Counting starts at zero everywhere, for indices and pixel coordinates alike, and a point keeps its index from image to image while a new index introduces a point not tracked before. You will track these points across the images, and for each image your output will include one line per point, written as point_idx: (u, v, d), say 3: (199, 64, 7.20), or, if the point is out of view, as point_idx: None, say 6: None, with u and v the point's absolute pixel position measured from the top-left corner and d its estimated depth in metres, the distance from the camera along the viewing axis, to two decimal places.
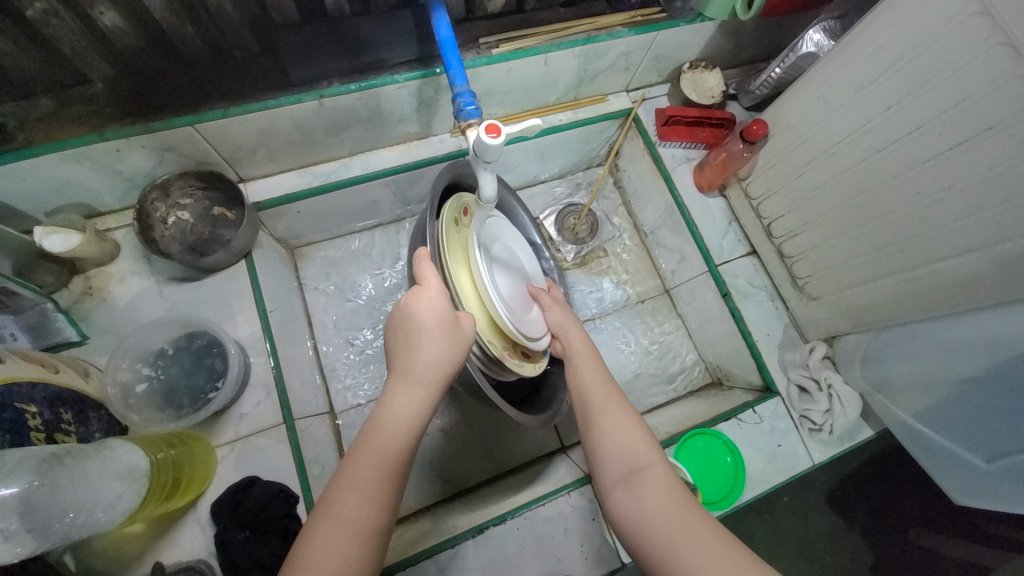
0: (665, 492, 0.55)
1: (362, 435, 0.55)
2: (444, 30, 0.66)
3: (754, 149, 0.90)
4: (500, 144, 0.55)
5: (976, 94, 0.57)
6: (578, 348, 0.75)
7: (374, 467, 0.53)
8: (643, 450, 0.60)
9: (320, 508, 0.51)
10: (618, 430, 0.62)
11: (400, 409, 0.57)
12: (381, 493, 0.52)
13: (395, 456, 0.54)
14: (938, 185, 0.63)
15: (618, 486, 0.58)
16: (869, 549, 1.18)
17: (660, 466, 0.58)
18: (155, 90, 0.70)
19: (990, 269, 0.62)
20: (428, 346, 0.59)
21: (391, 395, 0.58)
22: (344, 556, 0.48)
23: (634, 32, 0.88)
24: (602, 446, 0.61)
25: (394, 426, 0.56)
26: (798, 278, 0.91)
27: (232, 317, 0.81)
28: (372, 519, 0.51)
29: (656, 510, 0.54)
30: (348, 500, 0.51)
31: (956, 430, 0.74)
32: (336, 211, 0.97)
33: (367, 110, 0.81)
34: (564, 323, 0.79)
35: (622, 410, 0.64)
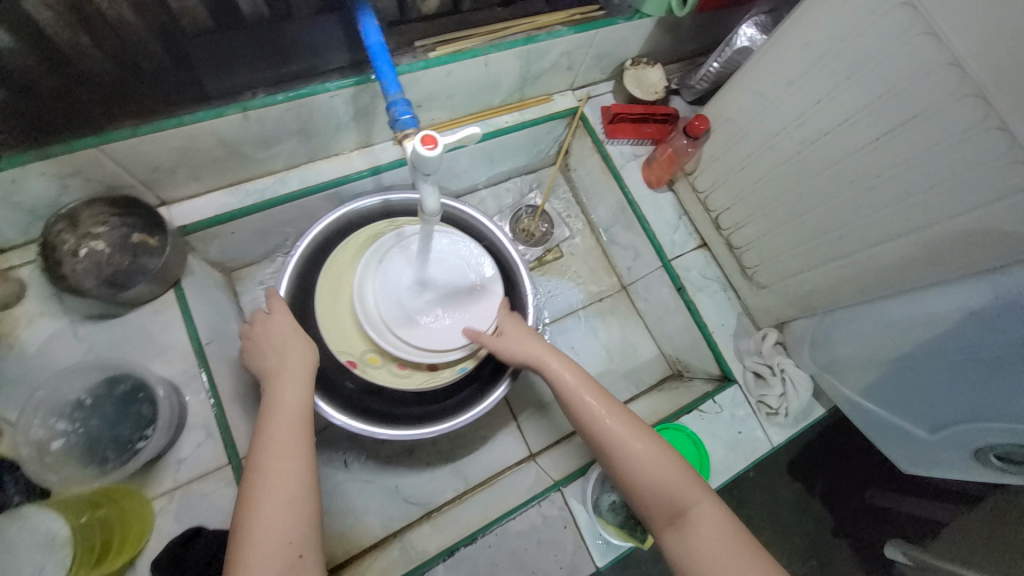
0: (710, 531, 0.60)
1: (258, 431, 0.61)
2: (373, 35, 0.63)
3: (698, 144, 0.92)
4: (437, 156, 0.53)
5: (898, 86, 0.59)
6: (587, 391, 0.71)
7: (280, 451, 0.58)
8: (686, 490, 0.63)
9: (243, 505, 0.55)
10: (655, 475, 0.63)
11: (288, 398, 0.63)
12: (297, 470, 0.57)
13: (295, 435, 0.60)
14: (869, 174, 0.66)
15: (666, 528, 0.62)
16: (829, 515, 1.25)
17: (703, 503, 0.62)
18: (56, 111, 0.61)
19: (919, 252, 0.64)
20: (290, 350, 0.68)
21: (272, 392, 0.64)
22: (282, 529, 0.54)
23: (573, 31, 0.87)
24: (639, 489, 0.64)
25: (290, 408, 0.62)
26: (747, 268, 0.94)
27: (161, 355, 0.75)
28: (290, 494, 0.56)
29: (707, 553, 0.58)
30: (268, 487, 0.56)
31: (898, 404, 0.78)
32: (275, 229, 0.91)
33: (297, 122, 0.76)
34: (538, 354, 0.76)
35: (654, 449, 0.65)
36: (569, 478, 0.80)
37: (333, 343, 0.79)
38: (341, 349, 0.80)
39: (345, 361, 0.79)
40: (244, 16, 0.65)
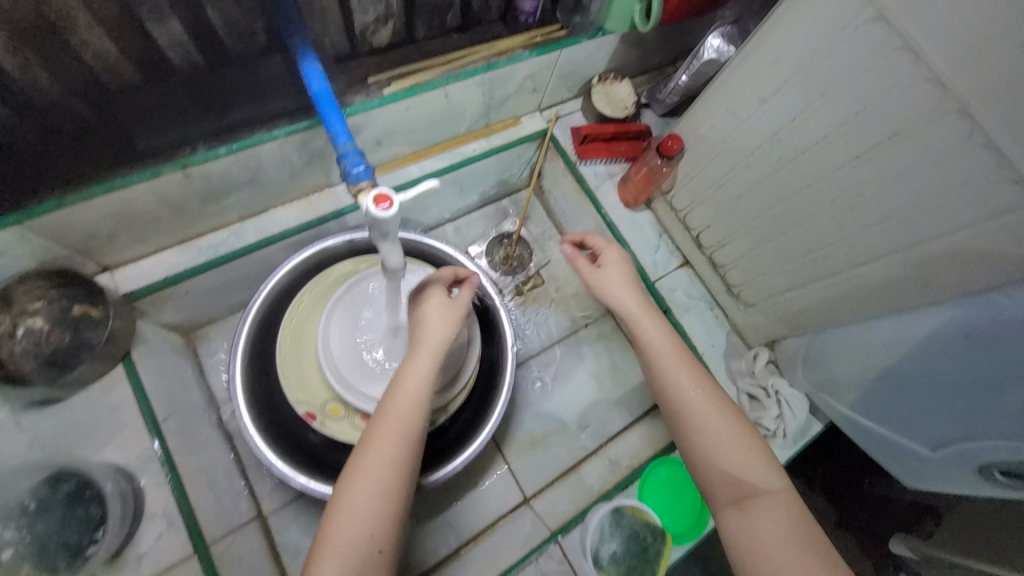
0: (780, 523, 0.56)
1: (383, 405, 0.60)
2: (316, 81, 0.58)
3: (672, 164, 0.88)
4: (393, 215, 0.50)
5: (875, 103, 0.56)
6: (665, 353, 0.67)
7: (389, 433, 0.57)
8: (763, 477, 0.59)
9: (344, 482, 0.56)
10: (728, 453, 0.60)
11: (412, 375, 0.61)
12: (394, 459, 0.56)
13: (404, 420, 0.59)
14: (851, 192, 0.63)
15: (728, 507, 0.59)
16: (830, 507, 1.24)
17: (779, 493, 0.58)
18: None
19: (908, 271, 0.62)
20: (434, 319, 0.65)
21: (405, 363, 0.62)
22: (366, 524, 0.53)
23: (536, 54, 0.83)
24: (709, 465, 0.61)
25: (408, 388, 0.60)
26: (732, 286, 0.91)
27: (115, 438, 0.70)
28: (382, 484, 0.55)
29: (769, 543, 0.55)
30: (365, 472, 0.55)
31: (897, 422, 0.76)
32: (234, 284, 0.85)
33: (247, 173, 0.71)
34: (635, 309, 0.71)
35: (734, 429, 0.62)
36: (567, 527, 0.78)
37: (291, 390, 0.78)
38: (301, 399, 0.78)
39: (304, 413, 0.77)
40: (173, 64, 0.60)
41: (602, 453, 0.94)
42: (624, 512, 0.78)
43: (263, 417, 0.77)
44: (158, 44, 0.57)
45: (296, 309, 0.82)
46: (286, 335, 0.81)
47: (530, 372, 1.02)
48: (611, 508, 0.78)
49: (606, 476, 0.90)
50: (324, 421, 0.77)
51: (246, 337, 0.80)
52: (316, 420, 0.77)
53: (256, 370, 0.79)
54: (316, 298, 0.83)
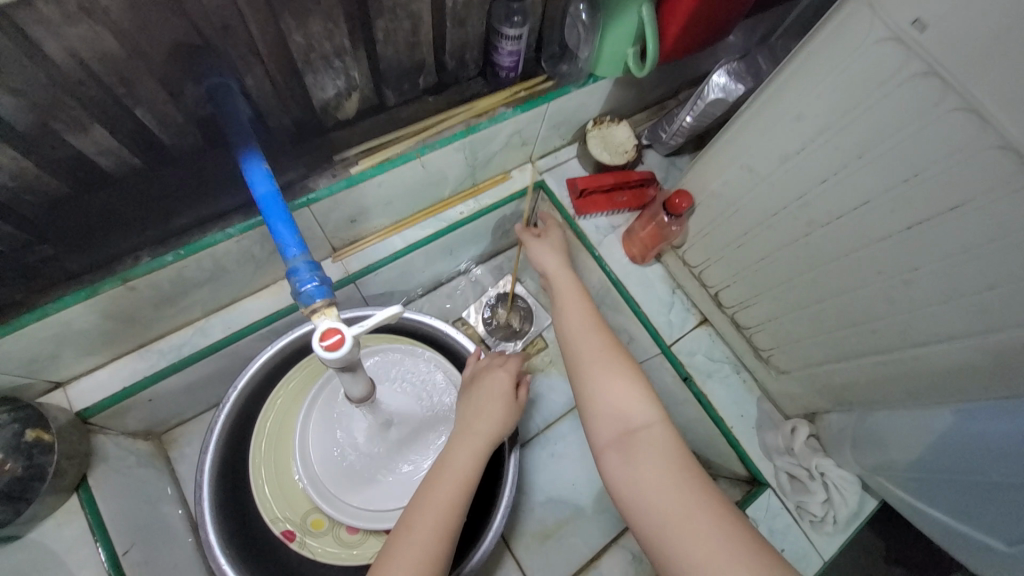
0: (657, 452, 0.55)
1: (425, 488, 0.59)
2: (262, 184, 0.50)
3: (681, 222, 0.79)
4: (346, 354, 0.41)
5: (929, 169, 0.45)
6: (567, 290, 0.73)
7: (435, 516, 0.56)
8: (641, 410, 0.59)
9: (378, 565, 0.53)
10: (607, 388, 0.61)
11: (460, 461, 0.61)
12: (436, 551, 0.54)
13: (453, 507, 0.57)
14: (901, 266, 0.52)
15: (611, 448, 0.57)
16: None
17: (655, 423, 0.57)
18: None
19: (982, 359, 0.51)
20: (490, 410, 0.67)
21: (451, 449, 0.62)
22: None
23: (520, 111, 0.75)
24: (594, 403, 0.61)
25: (457, 470, 0.60)
26: (760, 350, 0.80)
27: None
28: (421, 572, 0.52)
29: (649, 471, 0.53)
30: (405, 555, 0.53)
31: (971, 516, 0.64)
32: (204, 381, 0.78)
33: (204, 272, 0.64)
34: (554, 269, 0.76)
35: (618, 369, 0.62)
36: None
37: (266, 506, 0.69)
38: (278, 516, 0.69)
39: (282, 532, 0.68)
40: (106, 171, 0.54)
41: (622, 543, 0.82)
42: None
43: (233, 541, 0.68)
44: (85, 153, 0.51)
45: (270, 410, 0.74)
46: (260, 440, 0.72)
47: (539, 450, 0.91)
48: None
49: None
50: (305, 540, 0.69)
51: (216, 444, 0.71)
52: (295, 540, 0.68)
53: (225, 485, 0.70)
54: (293, 395, 0.76)
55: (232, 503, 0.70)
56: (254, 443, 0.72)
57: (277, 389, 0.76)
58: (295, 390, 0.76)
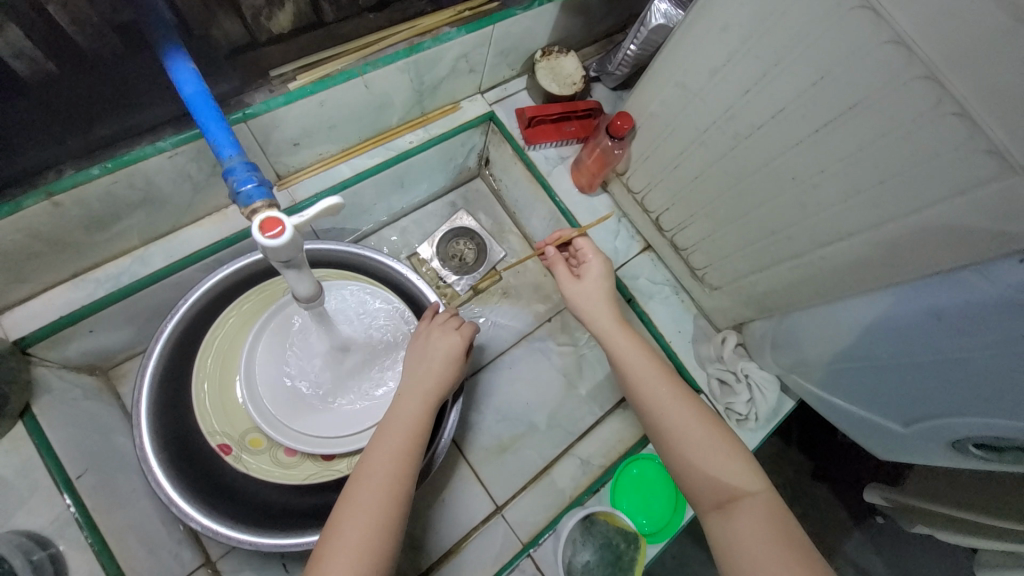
0: (765, 524, 0.52)
1: (376, 437, 0.62)
2: (189, 84, 0.49)
3: (624, 144, 0.82)
4: (289, 242, 0.42)
5: (835, 70, 0.50)
6: (609, 328, 0.69)
7: (388, 457, 0.59)
8: (743, 477, 0.56)
9: (339, 509, 0.56)
10: (702, 455, 0.58)
11: (409, 410, 0.64)
12: (393, 487, 0.57)
13: (406, 449, 0.61)
14: (811, 169, 0.58)
15: (712, 509, 0.56)
16: (806, 462, 1.27)
17: (762, 495, 0.55)
18: None
19: (876, 251, 0.57)
20: (432, 361, 0.69)
21: (400, 400, 0.65)
22: (365, 551, 0.53)
23: (465, 32, 0.74)
24: (690, 468, 0.58)
25: (402, 424, 0.63)
26: (696, 269, 0.86)
27: (23, 504, 0.61)
28: (380, 507, 0.56)
29: (755, 540, 0.51)
30: (363, 495, 0.56)
31: (869, 401, 0.73)
32: (149, 314, 0.76)
33: (137, 192, 0.61)
34: (593, 299, 0.71)
35: (715, 438, 0.59)
36: (538, 539, 0.76)
37: (203, 419, 0.71)
38: (215, 429, 0.71)
39: (218, 445, 0.70)
40: (22, 76, 0.50)
41: (574, 451, 0.89)
42: (595, 518, 0.76)
43: (167, 448, 0.69)
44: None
45: (219, 329, 0.75)
46: (206, 359, 0.74)
47: (493, 374, 0.96)
48: (582, 516, 0.75)
49: (578, 477, 0.86)
50: (240, 455, 0.71)
51: (159, 355, 0.72)
52: (231, 454, 0.71)
53: (165, 397, 0.71)
54: (243, 318, 0.77)
55: (172, 415, 0.71)
56: (199, 360, 0.73)
57: (224, 309, 0.76)
58: (243, 313, 0.76)
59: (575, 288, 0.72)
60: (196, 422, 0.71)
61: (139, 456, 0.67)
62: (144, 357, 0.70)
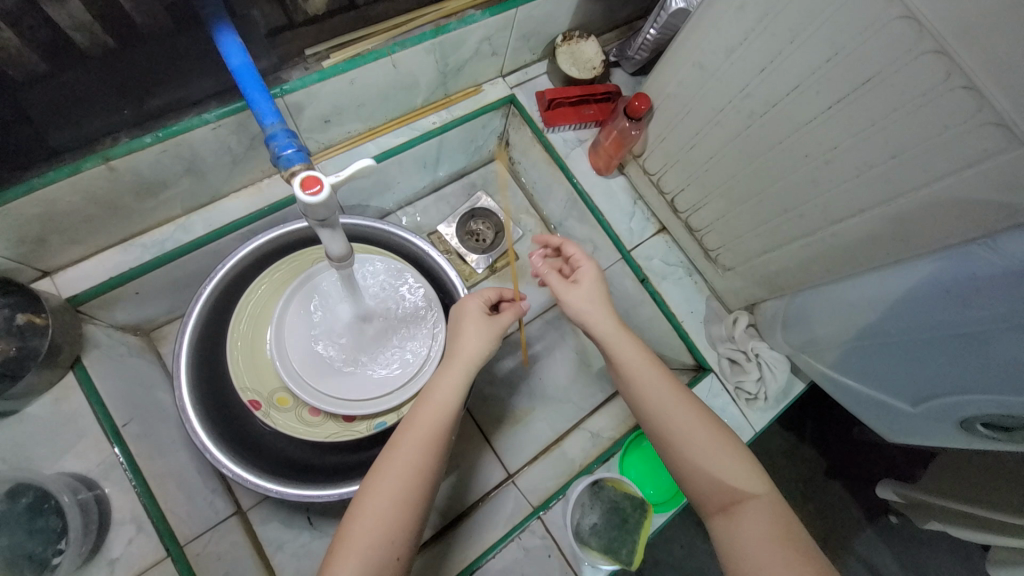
0: (768, 527, 0.53)
1: (412, 413, 0.62)
2: (235, 56, 0.53)
3: (641, 126, 0.84)
4: (325, 200, 0.45)
5: (849, 46, 0.52)
6: (608, 332, 0.66)
7: (420, 433, 0.59)
8: (749, 480, 0.57)
9: (369, 479, 0.58)
10: (706, 457, 0.58)
11: (444, 386, 0.63)
12: (420, 465, 0.58)
13: (437, 428, 0.60)
14: (824, 146, 0.59)
15: (717, 513, 0.57)
16: (819, 455, 1.27)
17: (765, 498, 0.56)
18: None
19: (885, 227, 0.59)
20: (468, 332, 0.66)
21: (438, 376, 0.64)
22: (389, 522, 0.55)
23: (489, 14, 0.77)
24: (698, 472, 0.58)
25: (440, 401, 0.62)
26: (709, 250, 0.88)
27: (74, 446, 0.67)
28: (406, 483, 0.57)
29: (756, 542, 0.52)
30: (390, 471, 0.57)
31: (878, 381, 0.74)
32: (189, 279, 0.81)
33: (182, 161, 0.66)
34: (590, 303, 0.67)
35: (720, 442, 0.59)
36: (548, 503, 0.77)
37: (235, 377, 0.75)
38: (247, 386, 0.76)
39: (249, 400, 0.75)
40: (80, 47, 0.54)
41: (584, 426, 0.92)
42: (604, 484, 0.79)
43: (203, 400, 0.74)
44: (61, 28, 0.51)
45: (253, 294, 0.80)
46: (241, 320, 0.79)
47: (508, 350, 1.00)
48: (591, 482, 0.78)
49: (588, 448, 0.89)
50: (269, 411, 0.75)
51: (198, 314, 0.77)
52: (260, 410, 0.75)
53: (202, 353, 0.77)
54: (274, 284, 0.81)
55: (207, 372, 0.77)
56: (234, 321, 0.78)
57: (260, 275, 0.81)
58: (275, 280, 0.82)
59: (574, 295, 0.68)
60: (230, 378, 0.77)
61: (178, 406, 0.72)
62: (185, 313, 0.76)
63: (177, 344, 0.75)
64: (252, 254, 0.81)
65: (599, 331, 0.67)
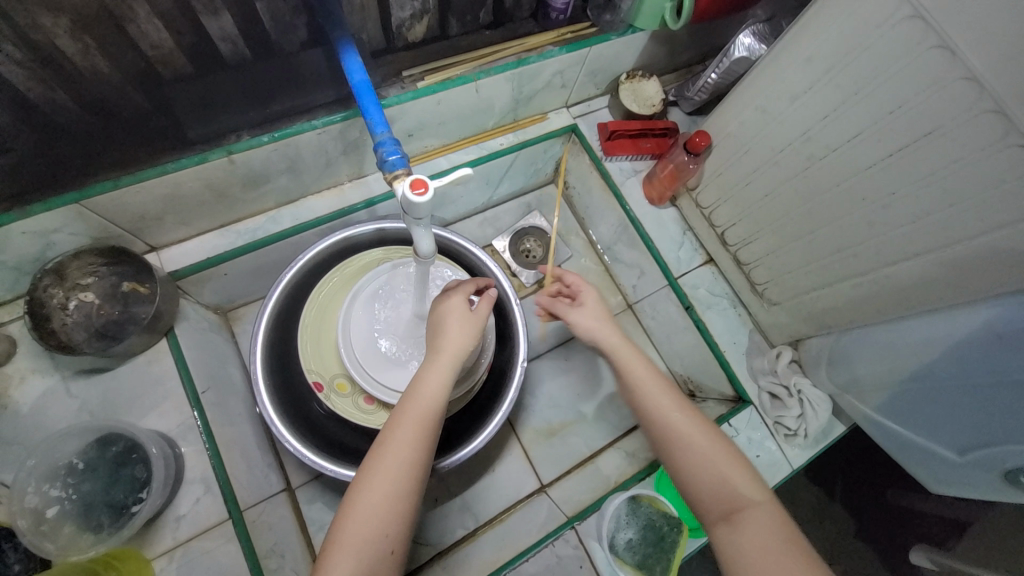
0: (769, 537, 0.52)
1: (398, 408, 0.62)
2: (357, 73, 0.61)
3: (698, 160, 0.89)
4: (428, 201, 0.51)
5: (912, 101, 0.56)
6: (615, 339, 0.70)
7: (409, 429, 0.60)
8: (749, 485, 0.56)
9: (360, 476, 0.58)
10: (706, 460, 0.58)
11: (431, 381, 0.63)
12: (411, 460, 0.58)
13: (426, 422, 0.61)
14: (883, 191, 0.63)
15: (718, 520, 0.56)
16: (851, 510, 1.24)
17: (764, 505, 0.55)
18: (46, 166, 0.62)
19: (939, 272, 0.61)
20: (453, 328, 0.67)
21: (423, 371, 0.65)
22: (383, 518, 0.55)
23: (565, 51, 0.85)
24: (697, 476, 0.58)
25: (427, 394, 0.62)
26: (756, 284, 0.91)
27: (158, 406, 0.73)
28: (398, 479, 0.57)
29: (760, 555, 0.51)
30: (382, 467, 0.57)
31: (924, 426, 0.74)
32: (269, 267, 0.89)
33: (286, 160, 0.74)
34: (600, 319, 0.72)
35: (720, 449, 0.59)
36: (583, 514, 0.79)
37: (302, 359, 0.82)
38: (312, 368, 0.82)
39: (313, 382, 0.81)
40: (224, 58, 0.64)
41: (619, 446, 0.95)
42: (640, 500, 0.81)
43: (273, 377, 0.81)
44: (210, 37, 0.61)
45: (325, 285, 0.87)
46: (312, 307, 0.85)
47: (549, 362, 1.04)
48: (627, 496, 0.80)
49: (623, 467, 0.91)
50: (330, 395, 0.81)
51: (277, 298, 0.84)
52: (322, 392, 0.81)
53: (276, 335, 0.84)
54: (344, 278, 0.88)
55: (278, 352, 0.83)
56: (306, 307, 0.85)
57: (333, 268, 0.88)
58: (345, 274, 0.88)
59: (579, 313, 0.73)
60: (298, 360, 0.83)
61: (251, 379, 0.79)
62: (265, 297, 0.83)
63: (255, 324, 0.82)
64: (329, 249, 0.88)
65: (612, 342, 0.70)
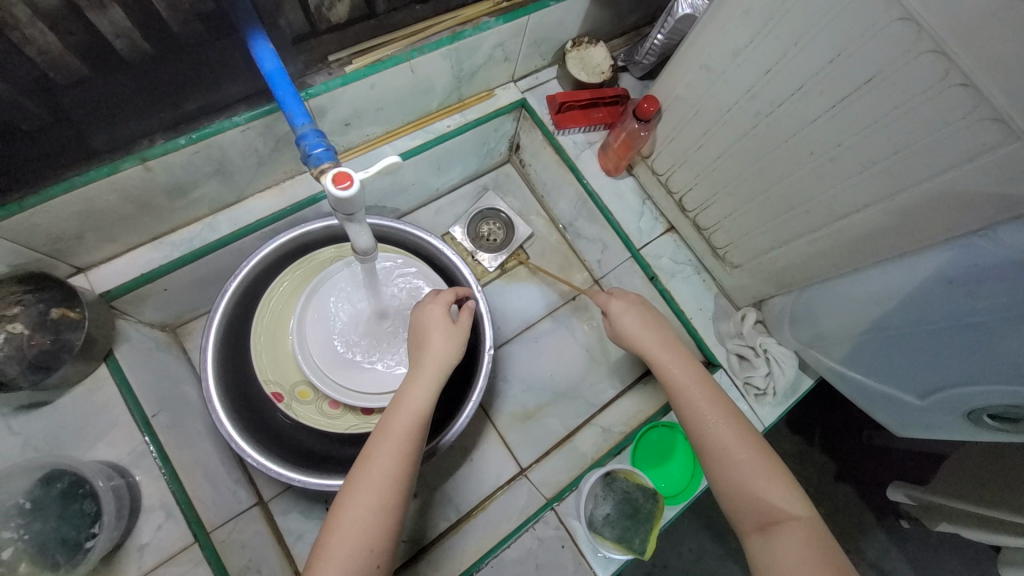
0: (809, 551, 0.53)
1: (383, 421, 0.61)
2: (268, 61, 0.57)
3: (650, 127, 0.87)
4: (355, 193, 0.48)
5: (851, 48, 0.54)
6: (652, 345, 0.71)
7: (396, 444, 0.59)
8: (789, 501, 0.57)
9: (343, 491, 0.57)
10: (743, 476, 0.58)
11: (416, 395, 0.62)
12: (395, 474, 0.57)
13: (412, 436, 0.60)
14: (829, 144, 0.62)
15: (754, 529, 0.57)
16: (829, 455, 1.27)
17: (807, 520, 0.55)
18: None
19: (890, 220, 0.61)
20: (436, 341, 0.67)
21: (407, 385, 0.64)
22: (370, 532, 0.54)
23: (502, 21, 0.80)
24: (737, 491, 0.58)
25: (412, 409, 0.61)
26: (717, 248, 0.90)
27: (105, 435, 0.69)
28: (383, 493, 0.56)
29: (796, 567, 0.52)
30: (368, 482, 0.56)
31: (885, 375, 0.76)
32: (213, 277, 0.85)
33: (212, 163, 0.69)
34: (637, 329, 0.72)
35: (762, 463, 0.59)
36: (561, 494, 0.80)
37: (258, 369, 0.78)
38: (270, 378, 0.78)
39: (272, 392, 0.78)
40: (119, 53, 0.57)
41: (595, 422, 0.95)
42: (616, 475, 0.81)
43: (229, 391, 0.78)
44: (104, 36, 0.54)
45: (274, 291, 0.83)
46: (263, 315, 0.82)
47: (519, 346, 1.02)
48: (603, 473, 0.80)
49: (600, 443, 0.91)
50: (291, 404, 0.78)
51: (224, 309, 0.80)
52: (282, 402, 0.78)
53: (227, 348, 0.80)
54: (293, 282, 0.84)
55: (232, 366, 0.80)
56: (256, 315, 0.81)
57: (282, 271, 0.84)
58: (294, 277, 0.84)
59: (620, 317, 0.74)
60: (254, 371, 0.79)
61: (205, 397, 0.76)
62: (210, 310, 0.79)
63: (203, 338, 0.78)
64: (275, 253, 0.84)
65: (657, 352, 0.70)
